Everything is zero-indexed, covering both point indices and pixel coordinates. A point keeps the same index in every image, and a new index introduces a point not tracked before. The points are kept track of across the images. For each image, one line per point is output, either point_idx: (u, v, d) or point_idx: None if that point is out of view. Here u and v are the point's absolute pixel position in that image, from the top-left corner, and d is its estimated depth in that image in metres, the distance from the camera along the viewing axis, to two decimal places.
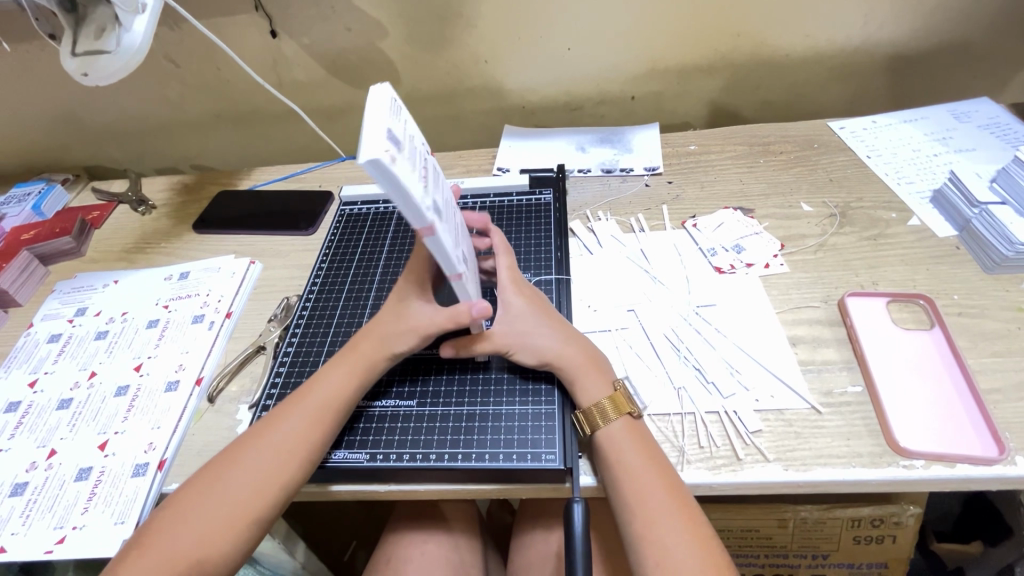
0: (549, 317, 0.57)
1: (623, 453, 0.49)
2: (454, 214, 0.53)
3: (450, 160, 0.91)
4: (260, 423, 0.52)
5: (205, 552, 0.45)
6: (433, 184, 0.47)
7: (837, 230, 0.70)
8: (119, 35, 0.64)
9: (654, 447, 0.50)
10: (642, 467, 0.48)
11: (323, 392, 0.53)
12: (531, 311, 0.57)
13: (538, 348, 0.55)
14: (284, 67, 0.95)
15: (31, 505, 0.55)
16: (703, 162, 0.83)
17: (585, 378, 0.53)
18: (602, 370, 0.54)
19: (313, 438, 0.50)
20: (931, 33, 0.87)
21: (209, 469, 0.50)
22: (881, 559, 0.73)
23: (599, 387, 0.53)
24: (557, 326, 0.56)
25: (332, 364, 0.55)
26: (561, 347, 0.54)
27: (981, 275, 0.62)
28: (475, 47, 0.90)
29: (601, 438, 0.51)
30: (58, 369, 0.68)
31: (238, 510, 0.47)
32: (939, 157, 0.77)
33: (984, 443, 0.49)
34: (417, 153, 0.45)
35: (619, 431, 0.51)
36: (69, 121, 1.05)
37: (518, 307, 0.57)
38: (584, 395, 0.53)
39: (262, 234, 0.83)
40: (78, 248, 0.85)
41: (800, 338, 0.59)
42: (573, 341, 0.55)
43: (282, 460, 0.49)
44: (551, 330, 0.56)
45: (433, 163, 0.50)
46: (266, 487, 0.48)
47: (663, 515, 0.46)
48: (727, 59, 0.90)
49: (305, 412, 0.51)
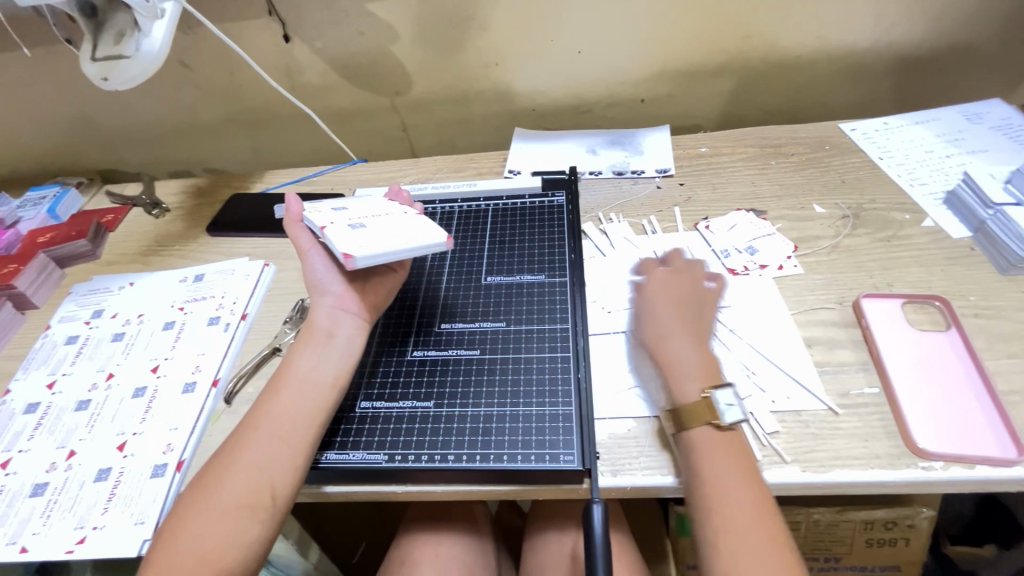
0: (674, 309, 0.57)
1: (708, 457, 0.48)
2: (396, 215, 0.61)
3: (461, 162, 0.92)
4: (250, 416, 0.51)
5: (215, 549, 0.45)
6: (362, 208, 0.63)
7: (850, 232, 0.70)
8: (137, 40, 0.65)
9: (746, 454, 0.48)
10: (725, 477, 0.47)
11: (302, 370, 0.53)
12: (665, 299, 0.59)
13: (644, 329, 0.58)
14: (296, 70, 0.96)
15: (52, 505, 0.56)
16: (714, 164, 0.84)
17: (680, 373, 0.53)
18: (704, 375, 0.52)
19: (300, 421, 0.51)
20: (941, 35, 0.87)
21: (207, 471, 0.49)
22: (894, 563, 0.73)
23: (693, 389, 0.51)
24: (675, 319, 0.56)
25: (299, 349, 0.55)
26: (669, 339, 0.55)
27: (997, 277, 0.62)
28: (487, 50, 0.91)
29: (686, 439, 0.50)
30: (76, 370, 0.68)
31: (242, 505, 0.46)
32: (952, 159, 0.77)
33: (1003, 444, 0.49)
34: (357, 205, 0.65)
35: (701, 439, 0.49)
36: (83, 125, 1.06)
37: (657, 293, 0.60)
38: (678, 392, 0.52)
39: (276, 237, 0.84)
40: (93, 250, 0.86)
41: (815, 340, 0.59)
42: (691, 341, 0.55)
43: (282, 442, 0.49)
44: (665, 318, 0.57)
45: (391, 205, 0.65)
46: (272, 475, 0.48)
47: (743, 525, 0.44)
48: (737, 61, 0.90)
49: (290, 399, 0.51)
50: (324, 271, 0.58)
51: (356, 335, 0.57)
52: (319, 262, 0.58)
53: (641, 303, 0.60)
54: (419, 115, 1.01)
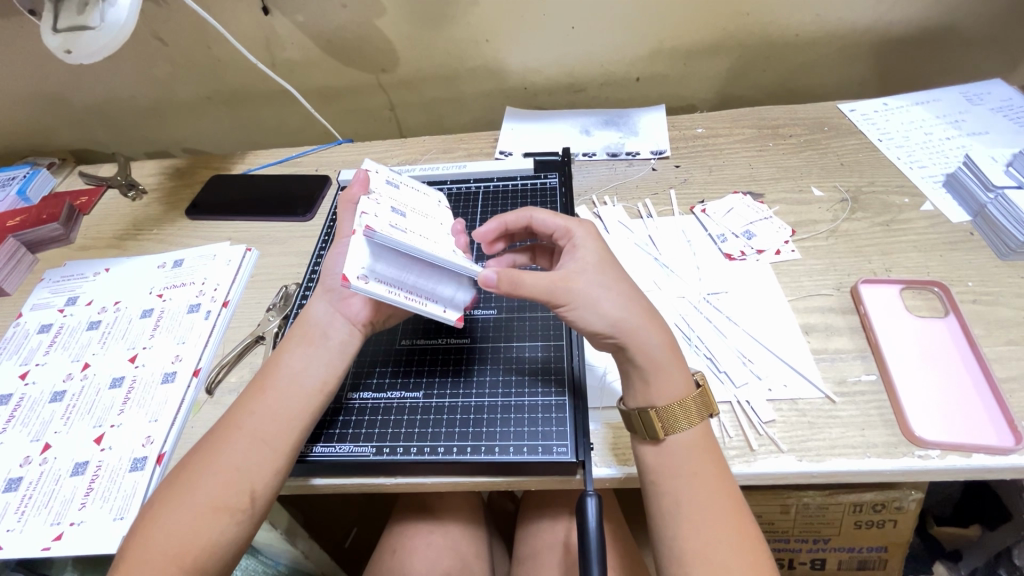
0: (620, 282, 0.49)
1: (683, 454, 0.46)
2: (434, 233, 0.51)
3: (451, 143, 0.89)
4: (233, 414, 0.49)
5: (185, 546, 0.43)
6: (412, 205, 0.54)
7: (849, 216, 0.69)
8: (102, 10, 0.61)
9: (714, 450, 0.47)
10: (700, 478, 0.45)
11: (290, 370, 0.51)
12: (602, 266, 0.49)
13: (607, 310, 0.46)
14: (277, 45, 0.91)
15: (26, 501, 0.54)
16: (711, 146, 0.81)
17: (659, 368, 0.47)
18: (681, 366, 0.48)
19: (287, 422, 0.49)
20: (945, 12, 0.84)
21: (186, 466, 0.47)
22: (882, 544, 0.73)
23: (683, 381, 0.48)
24: (630, 297, 0.48)
25: (291, 348, 0.53)
26: (638, 320, 0.47)
27: (995, 262, 0.61)
28: (477, 26, 0.87)
29: (667, 444, 0.46)
30: (50, 360, 0.66)
31: (217, 504, 0.45)
32: (952, 141, 0.76)
33: (1000, 433, 0.48)
34: (417, 211, 0.53)
35: (681, 443, 0.46)
36: (53, 102, 1.01)
37: (592, 258, 0.50)
38: (664, 390, 0.47)
39: (258, 220, 0.81)
40: (67, 234, 0.83)
41: (813, 326, 0.58)
42: (655, 324, 0.48)
43: (266, 445, 0.48)
44: (624, 298, 0.48)
45: (444, 218, 0.55)
46: (249, 476, 0.46)
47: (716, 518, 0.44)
48: (736, 39, 0.88)
49: (276, 397, 0.50)
50: (337, 265, 0.55)
51: (352, 340, 0.54)
52: (339, 256, 0.55)
53: (581, 274, 0.48)
54: (407, 93, 0.98)
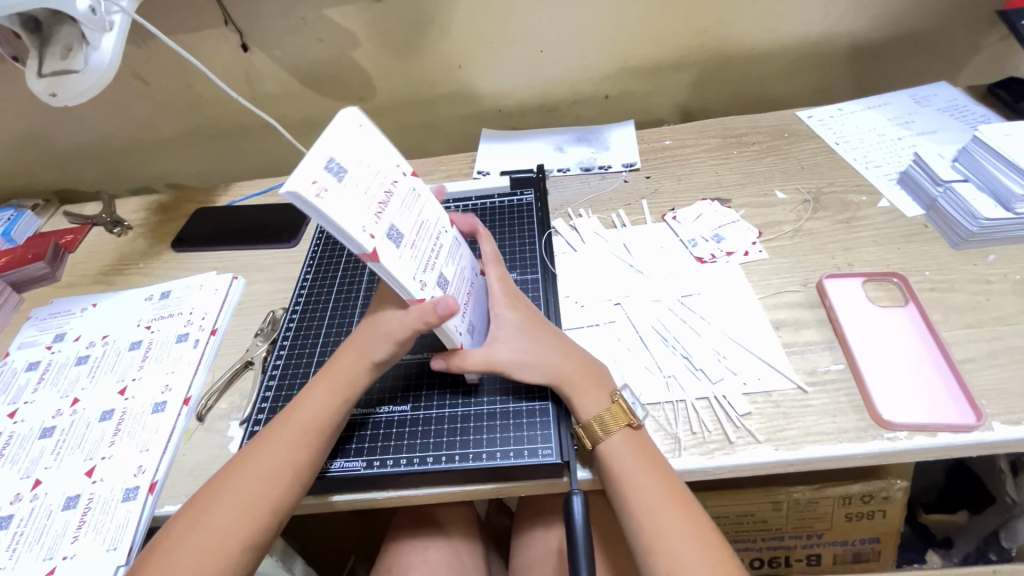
0: (545, 332, 0.55)
1: (623, 459, 0.49)
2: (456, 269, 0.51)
3: (429, 166, 0.92)
4: (243, 451, 0.50)
5: None
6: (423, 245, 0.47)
7: (811, 216, 0.72)
8: (85, 53, 0.64)
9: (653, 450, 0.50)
10: (641, 475, 0.48)
11: (306, 412, 0.51)
12: (522, 329, 0.55)
13: (535, 367, 0.53)
14: (256, 79, 0.95)
15: (18, 538, 0.54)
16: (679, 156, 0.85)
17: (584, 387, 0.52)
18: (599, 388, 0.53)
19: (298, 462, 0.49)
20: (889, 22, 0.90)
21: (195, 501, 0.48)
22: (873, 534, 0.75)
23: (596, 401, 0.52)
24: (558, 342, 0.55)
25: (312, 386, 0.52)
26: (560, 362, 0.53)
27: (949, 251, 0.65)
28: (449, 53, 0.91)
29: (602, 450, 0.51)
30: (38, 398, 0.66)
31: (224, 542, 0.46)
32: (903, 141, 0.80)
33: (962, 411, 0.51)
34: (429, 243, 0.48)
35: (617, 445, 0.50)
36: (36, 144, 1.03)
37: (515, 320, 0.55)
38: (585, 407, 0.52)
39: (243, 249, 0.82)
40: (53, 272, 0.84)
41: (782, 321, 0.61)
42: (571, 364, 0.54)
43: (275, 484, 0.48)
44: (546, 344, 0.54)
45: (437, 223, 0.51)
46: (254, 513, 0.47)
47: (663, 514, 0.47)
48: (696, 55, 0.92)
49: (289, 437, 0.50)
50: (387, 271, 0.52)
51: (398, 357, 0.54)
52: None
53: (506, 341, 0.53)
54: (385, 120, 1.01)
